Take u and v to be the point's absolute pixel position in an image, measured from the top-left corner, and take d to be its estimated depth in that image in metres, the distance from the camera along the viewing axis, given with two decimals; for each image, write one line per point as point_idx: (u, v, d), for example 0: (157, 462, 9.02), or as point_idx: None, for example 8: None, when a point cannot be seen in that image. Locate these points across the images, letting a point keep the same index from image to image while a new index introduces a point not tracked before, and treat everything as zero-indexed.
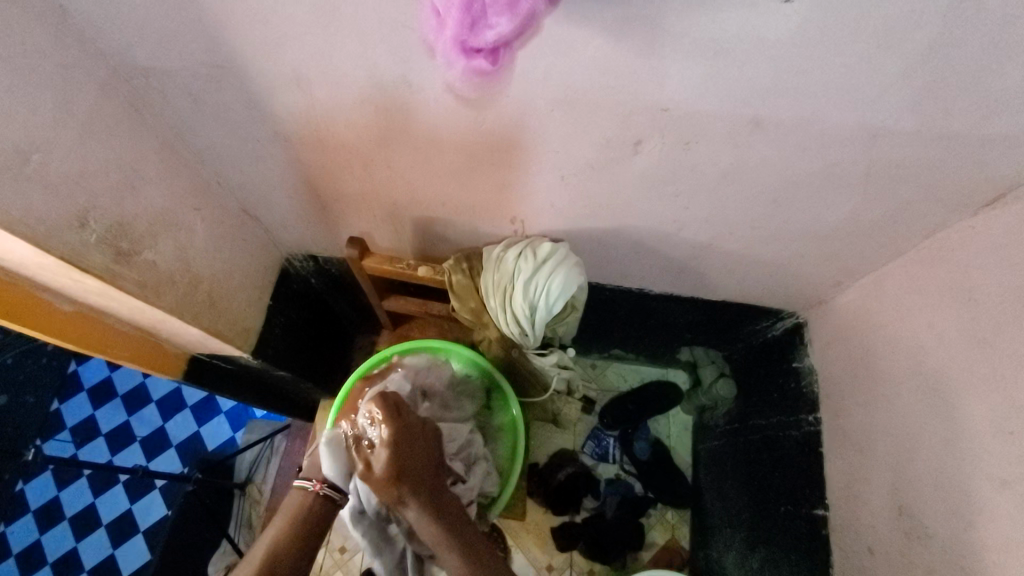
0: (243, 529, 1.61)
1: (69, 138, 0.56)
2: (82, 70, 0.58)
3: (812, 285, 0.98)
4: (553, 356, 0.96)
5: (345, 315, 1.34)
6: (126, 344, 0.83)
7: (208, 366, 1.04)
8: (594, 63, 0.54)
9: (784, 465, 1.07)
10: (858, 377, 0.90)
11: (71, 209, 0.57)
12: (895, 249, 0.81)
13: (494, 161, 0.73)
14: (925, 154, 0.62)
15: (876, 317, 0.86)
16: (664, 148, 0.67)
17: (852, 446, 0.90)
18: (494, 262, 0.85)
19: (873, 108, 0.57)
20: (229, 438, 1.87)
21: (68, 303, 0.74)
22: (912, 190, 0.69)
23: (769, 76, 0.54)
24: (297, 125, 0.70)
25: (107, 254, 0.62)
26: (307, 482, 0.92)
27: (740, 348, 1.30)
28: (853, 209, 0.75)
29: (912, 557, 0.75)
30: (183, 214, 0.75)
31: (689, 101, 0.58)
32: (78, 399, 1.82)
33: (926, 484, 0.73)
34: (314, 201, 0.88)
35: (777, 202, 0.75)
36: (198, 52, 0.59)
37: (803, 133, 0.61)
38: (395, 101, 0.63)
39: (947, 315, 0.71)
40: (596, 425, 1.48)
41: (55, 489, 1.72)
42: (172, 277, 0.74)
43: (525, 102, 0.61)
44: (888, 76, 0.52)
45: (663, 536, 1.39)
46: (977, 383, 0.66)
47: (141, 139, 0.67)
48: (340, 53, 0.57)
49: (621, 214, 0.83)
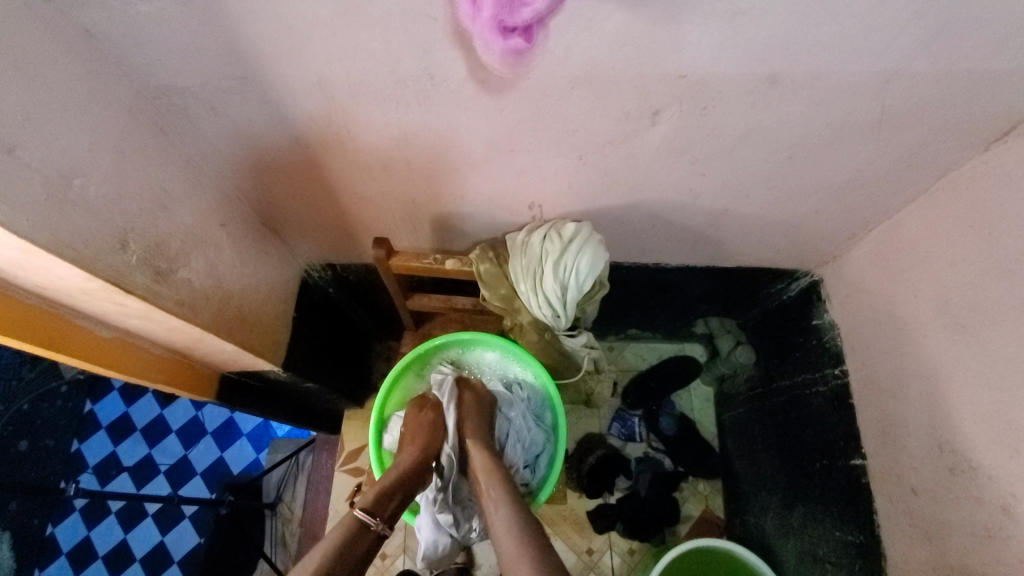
0: (280, 549, 1.60)
1: (104, 160, 0.57)
2: (110, 92, 0.58)
3: (827, 240, 1.00)
4: (583, 337, 0.96)
5: (362, 322, 1.34)
6: (161, 366, 0.83)
7: (237, 384, 1.04)
8: (614, 37, 0.56)
9: (814, 423, 1.10)
10: (882, 325, 0.92)
11: (111, 231, 0.57)
12: (909, 194, 0.84)
13: (515, 147, 0.74)
14: (938, 95, 0.64)
15: (895, 264, 0.88)
16: (681, 116, 0.68)
17: (883, 393, 0.92)
18: (520, 248, 0.86)
19: (886, 55, 0.58)
20: (253, 460, 1.88)
21: (107, 329, 0.74)
22: (924, 132, 0.71)
23: (785, 31, 0.55)
24: (316, 129, 0.71)
25: (147, 274, 0.63)
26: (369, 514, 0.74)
27: (755, 313, 1.33)
28: (866, 158, 0.77)
29: (959, 492, 0.76)
30: (210, 230, 0.76)
31: (708, 64, 0.60)
32: (98, 437, 1.79)
33: (965, 418, 0.75)
34: (334, 206, 0.88)
35: (792, 158, 0.77)
36: (221, 64, 0.59)
37: (817, 86, 0.63)
38: (417, 97, 0.64)
39: (967, 252, 0.74)
40: (620, 407, 1.50)
41: (86, 528, 1.70)
42: (206, 293, 0.75)
43: (546, 81, 0.62)
44: (900, 19, 0.54)
45: (698, 507, 1.42)
46: (1008, 314, 0.68)
47: (167, 157, 0.67)
48: (363, 50, 0.57)
49: (639, 188, 0.84)
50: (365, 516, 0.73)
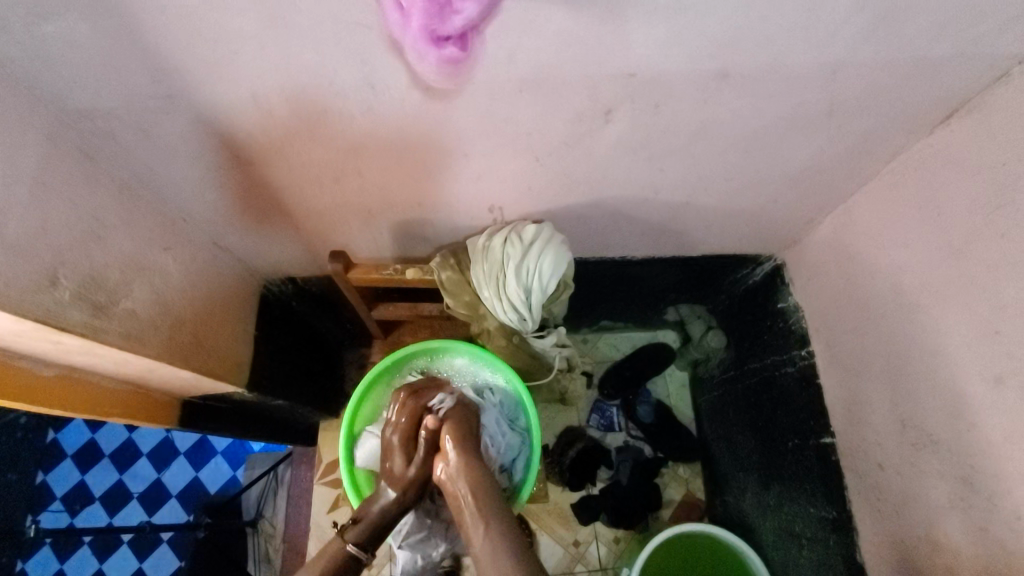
0: (264, 565, 1.57)
1: (24, 194, 0.53)
2: (25, 120, 0.54)
3: (787, 225, 1.01)
4: (551, 337, 0.96)
5: (330, 332, 1.30)
6: (114, 399, 0.80)
7: (202, 409, 1.00)
8: (558, 38, 0.54)
9: (784, 404, 1.12)
10: (843, 306, 0.94)
11: (38, 268, 0.54)
12: (863, 177, 0.85)
13: (468, 152, 0.72)
14: (883, 82, 0.64)
15: (852, 246, 0.89)
16: (634, 113, 0.67)
17: (847, 372, 0.94)
18: (481, 253, 0.84)
19: (831, 44, 0.58)
20: (229, 477, 1.82)
21: (48, 367, 0.69)
22: (871, 118, 0.71)
23: (729, 26, 0.55)
24: (258, 145, 0.68)
25: (83, 310, 0.59)
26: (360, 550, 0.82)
27: (723, 299, 1.35)
28: (819, 146, 0.77)
29: (921, 466, 0.78)
30: (153, 255, 0.72)
31: (655, 63, 0.59)
32: (65, 466, 1.73)
33: (925, 394, 0.76)
34: (287, 221, 0.85)
35: (747, 150, 0.77)
36: (145, 83, 0.56)
37: (765, 78, 0.63)
38: (360, 107, 0.62)
39: (919, 233, 0.75)
40: (597, 398, 1.50)
41: (58, 561, 1.63)
42: (152, 321, 0.71)
43: (493, 86, 0.60)
44: (840, 12, 0.54)
45: (679, 491, 1.44)
46: (959, 292, 0.69)
47: (96, 184, 0.64)
48: (297, 63, 0.55)
49: (599, 186, 0.83)
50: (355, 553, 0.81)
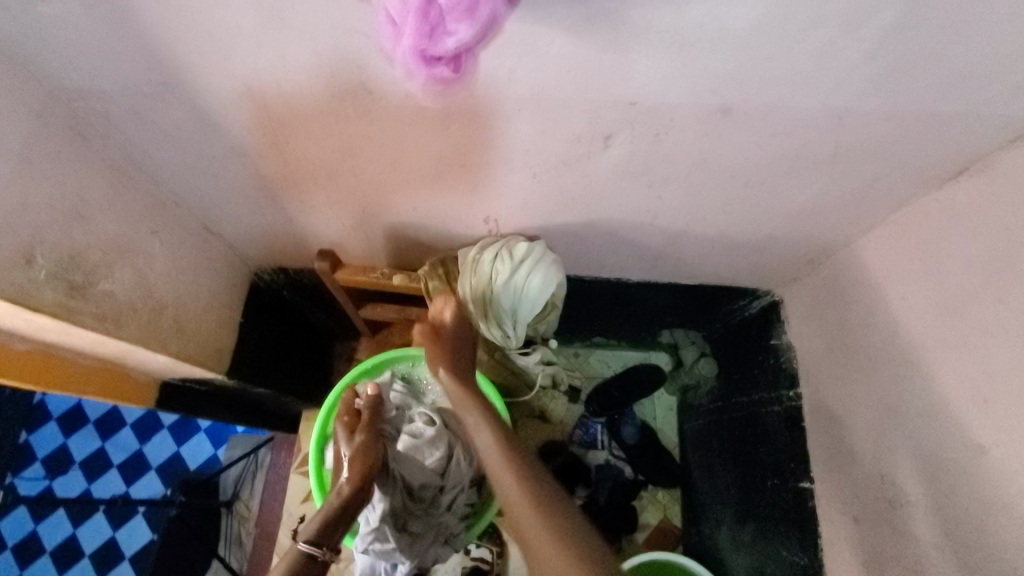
0: (235, 547, 1.57)
1: (6, 169, 0.52)
2: (13, 96, 0.54)
3: (786, 263, 0.99)
4: (537, 354, 0.95)
5: (321, 323, 1.29)
6: (90, 377, 0.79)
7: (183, 390, 0.99)
8: (560, 60, 0.53)
9: (767, 441, 1.10)
10: (834, 351, 0.92)
11: (15, 246, 0.53)
12: (866, 225, 0.83)
13: (464, 163, 0.71)
14: (890, 133, 0.63)
15: (849, 291, 0.88)
16: (635, 140, 0.66)
17: (832, 418, 0.92)
18: (471, 265, 0.83)
19: (839, 90, 0.56)
20: (210, 456, 1.80)
21: (23, 342, 0.69)
22: (876, 167, 0.70)
23: (735, 65, 0.53)
24: (252, 138, 0.67)
25: (58, 289, 0.59)
26: (315, 547, 0.73)
27: (718, 327, 1.32)
28: (821, 189, 0.76)
29: (896, 524, 0.77)
30: (140, 238, 0.72)
31: (657, 93, 0.57)
32: (48, 429, 1.74)
33: (905, 452, 0.75)
34: (280, 214, 0.85)
35: (748, 186, 0.76)
36: (138, 69, 0.55)
37: (770, 118, 0.61)
38: (356, 110, 0.61)
39: (916, 287, 0.73)
40: (582, 414, 1.47)
41: (31, 523, 1.66)
42: (132, 305, 0.71)
43: (491, 102, 0.59)
44: (848, 61, 0.52)
45: (656, 516, 1.41)
46: (949, 353, 0.68)
47: (85, 163, 0.63)
48: (293, 61, 0.54)
49: (596, 208, 0.82)
50: (312, 551, 0.73)
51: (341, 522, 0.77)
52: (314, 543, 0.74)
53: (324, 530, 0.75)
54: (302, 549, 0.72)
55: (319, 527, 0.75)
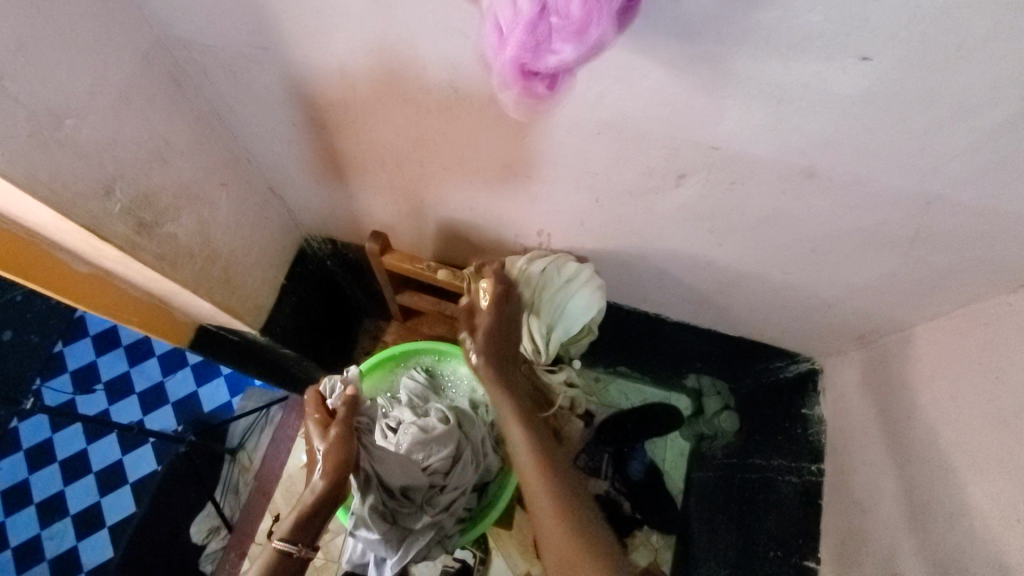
0: (230, 495, 1.62)
1: (104, 104, 0.55)
2: (125, 36, 0.56)
3: (834, 335, 0.95)
4: (562, 374, 0.96)
5: (355, 299, 1.31)
6: (136, 309, 0.82)
7: (216, 338, 1.02)
8: (651, 93, 0.52)
9: (777, 510, 1.06)
10: (869, 436, 0.88)
11: (98, 177, 0.56)
12: (929, 314, 0.79)
13: (531, 174, 0.71)
14: (978, 229, 0.60)
15: (897, 378, 0.84)
16: (707, 184, 0.64)
17: (854, 505, 0.88)
18: (518, 275, 0.85)
19: (934, 175, 0.54)
20: (225, 402, 1.84)
21: (84, 265, 0.73)
22: (955, 259, 0.66)
23: (830, 130, 0.51)
24: (333, 114, 0.68)
25: (128, 224, 0.62)
26: (291, 544, 0.68)
27: (748, 383, 1.28)
28: (891, 268, 0.73)
29: None
30: (209, 188, 0.74)
31: (741, 143, 0.56)
32: (82, 344, 1.82)
33: (927, 559, 0.71)
34: (342, 189, 0.86)
35: (814, 251, 0.73)
36: (242, 30, 0.57)
37: (853, 189, 0.59)
38: (438, 105, 0.62)
39: (974, 391, 0.69)
40: (591, 439, 1.46)
41: (49, 431, 1.73)
42: (190, 251, 0.73)
43: (572, 121, 0.59)
44: (952, 148, 0.50)
45: (645, 558, 1.36)
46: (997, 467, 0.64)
47: (175, 110, 0.66)
48: (389, 48, 0.55)
49: (652, 243, 0.80)
50: (286, 548, 0.68)
51: (317, 520, 0.72)
52: (291, 540, 0.69)
53: (299, 528, 0.70)
54: (279, 546, 0.68)
55: (295, 525, 0.70)
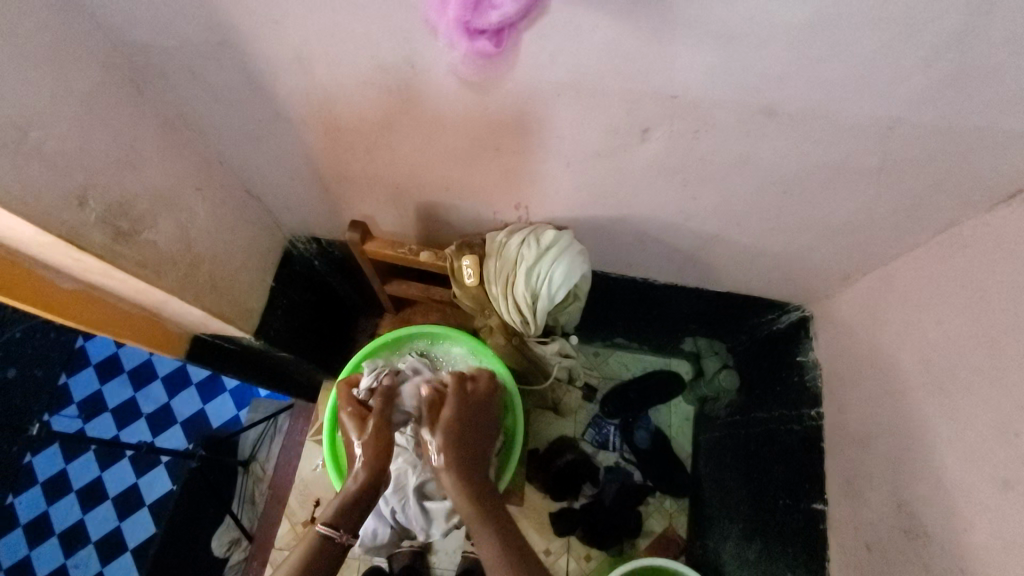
0: (247, 506, 1.65)
1: (68, 114, 0.56)
2: (80, 46, 0.57)
3: (820, 278, 0.96)
4: (554, 345, 0.96)
5: (347, 297, 1.32)
6: (128, 323, 0.83)
7: (211, 346, 1.03)
8: (603, 46, 0.52)
9: (784, 459, 1.07)
10: (862, 373, 0.89)
11: (69, 187, 0.57)
12: (908, 245, 0.80)
13: (500, 146, 0.71)
14: (943, 149, 0.60)
15: (883, 312, 0.85)
16: (673, 136, 0.65)
17: (854, 442, 0.89)
18: (496, 249, 0.84)
19: (891, 98, 0.55)
20: (232, 416, 1.86)
21: (70, 281, 0.73)
22: (925, 183, 0.67)
23: (783, 62, 0.52)
24: (298, 106, 0.69)
25: (106, 233, 0.62)
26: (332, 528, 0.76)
27: (744, 340, 1.29)
28: (865, 202, 0.73)
29: (910, 555, 0.74)
30: (184, 194, 0.75)
31: (699, 88, 0.57)
32: (85, 374, 1.83)
33: (927, 482, 0.72)
34: (319, 184, 0.87)
35: (787, 193, 0.74)
36: (195, 28, 0.57)
37: (815, 123, 0.60)
38: (398, 84, 0.62)
39: (956, 313, 0.70)
40: (597, 413, 1.47)
41: (62, 462, 1.75)
42: (173, 257, 0.74)
43: (531, 86, 0.59)
44: (903, 67, 0.51)
45: (661, 524, 1.39)
46: (984, 383, 0.65)
47: (140, 117, 0.66)
48: (341, 29, 0.55)
49: (629, 203, 0.81)
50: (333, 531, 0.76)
51: (357, 511, 0.79)
52: (332, 526, 0.76)
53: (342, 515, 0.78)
54: (320, 531, 0.75)
55: (338, 512, 0.78)
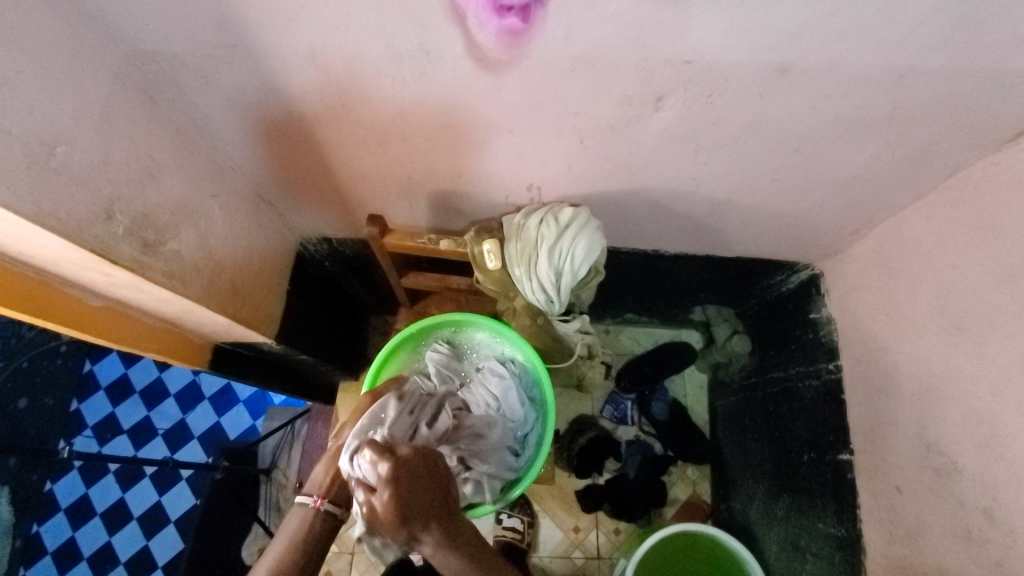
0: (274, 512, 1.62)
1: (89, 128, 0.55)
2: (95, 58, 0.57)
3: (829, 233, 0.98)
4: (576, 322, 0.97)
5: (359, 296, 1.33)
6: (154, 337, 0.84)
7: (232, 354, 1.04)
8: (620, 17, 0.53)
9: (805, 415, 1.10)
10: (878, 323, 0.91)
11: (97, 201, 0.56)
12: (916, 192, 0.82)
13: (512, 128, 0.72)
14: (953, 92, 0.62)
15: (896, 261, 0.87)
16: (687, 102, 0.66)
17: (875, 390, 0.92)
18: (516, 231, 0.86)
19: (903, 46, 0.56)
20: (249, 426, 1.86)
21: (96, 298, 0.73)
22: (935, 129, 0.68)
23: (799, 18, 0.53)
24: (308, 104, 0.69)
25: (134, 246, 0.62)
26: (313, 499, 0.81)
27: (754, 304, 1.32)
28: (875, 153, 0.75)
29: (942, 492, 0.76)
30: (201, 202, 0.75)
31: (714, 52, 0.57)
32: (96, 398, 1.81)
33: (953, 420, 0.74)
34: (330, 181, 0.87)
35: (799, 150, 0.75)
36: (208, 31, 0.57)
37: (827, 77, 0.61)
38: (414, 74, 0.62)
39: (971, 254, 0.72)
40: (613, 390, 1.49)
41: (83, 486, 1.74)
42: (196, 266, 0.74)
43: (546, 63, 0.60)
44: (917, 13, 0.52)
45: (685, 491, 1.42)
46: (1006, 318, 0.66)
47: (154, 126, 0.66)
48: (356, 23, 0.55)
49: (641, 175, 0.82)
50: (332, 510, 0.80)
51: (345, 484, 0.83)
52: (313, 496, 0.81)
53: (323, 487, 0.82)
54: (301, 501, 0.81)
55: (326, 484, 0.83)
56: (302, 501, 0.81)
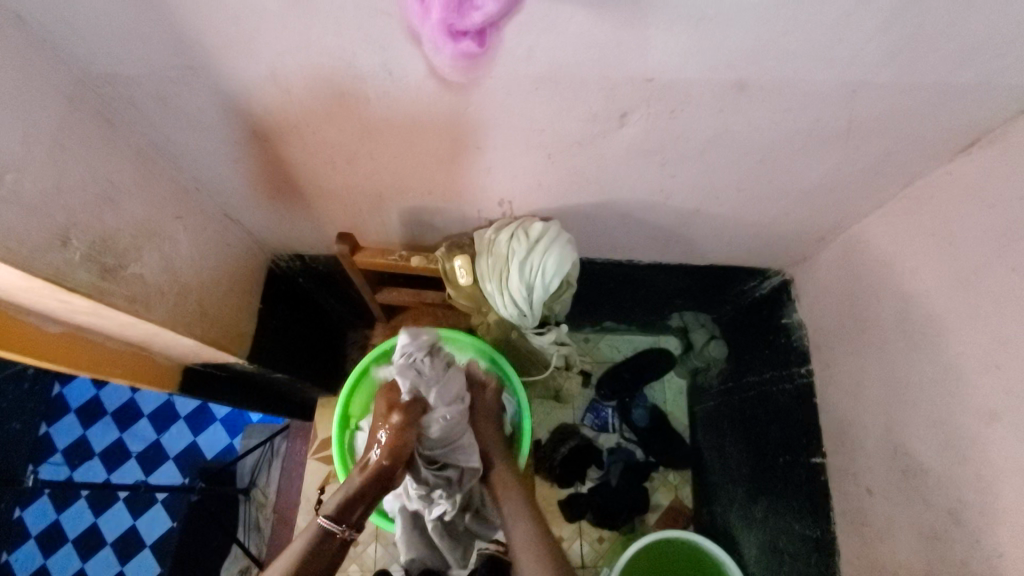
0: (254, 532, 1.57)
1: (40, 153, 0.54)
2: (47, 83, 0.56)
3: (797, 241, 1.00)
4: (551, 334, 0.96)
5: (334, 311, 1.31)
6: (119, 361, 0.82)
7: (204, 376, 1.02)
8: (578, 37, 0.53)
9: (780, 419, 1.11)
10: (845, 327, 0.93)
11: (49, 228, 0.55)
12: (876, 201, 0.84)
13: (480, 144, 0.72)
14: (905, 104, 0.63)
15: (860, 267, 0.89)
16: (650, 117, 0.66)
17: (844, 393, 0.93)
18: (486, 246, 0.86)
19: (853, 61, 0.57)
20: (227, 445, 1.80)
21: (55, 324, 0.71)
22: (890, 140, 0.70)
23: (752, 37, 0.54)
24: (272, 122, 0.68)
25: (92, 271, 0.61)
26: (332, 522, 0.81)
27: (728, 310, 1.33)
28: (834, 164, 0.76)
29: (910, 494, 0.78)
30: (164, 223, 0.73)
31: (672, 70, 0.58)
32: (67, 421, 1.77)
33: (918, 423, 0.76)
34: (298, 199, 0.86)
35: (763, 161, 0.76)
36: (164, 53, 0.56)
37: (782, 93, 0.62)
38: (375, 92, 0.62)
39: (929, 260, 0.73)
40: (593, 398, 1.49)
41: (54, 513, 1.69)
42: (159, 288, 0.72)
43: (508, 81, 0.60)
44: (865, 32, 0.53)
45: (667, 497, 1.42)
46: (964, 324, 0.68)
47: (113, 149, 0.65)
48: (315, 45, 0.55)
49: (610, 187, 0.83)
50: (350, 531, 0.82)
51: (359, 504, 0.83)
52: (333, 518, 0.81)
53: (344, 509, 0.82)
54: (322, 523, 0.81)
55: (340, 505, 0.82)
56: (326, 527, 0.80)
